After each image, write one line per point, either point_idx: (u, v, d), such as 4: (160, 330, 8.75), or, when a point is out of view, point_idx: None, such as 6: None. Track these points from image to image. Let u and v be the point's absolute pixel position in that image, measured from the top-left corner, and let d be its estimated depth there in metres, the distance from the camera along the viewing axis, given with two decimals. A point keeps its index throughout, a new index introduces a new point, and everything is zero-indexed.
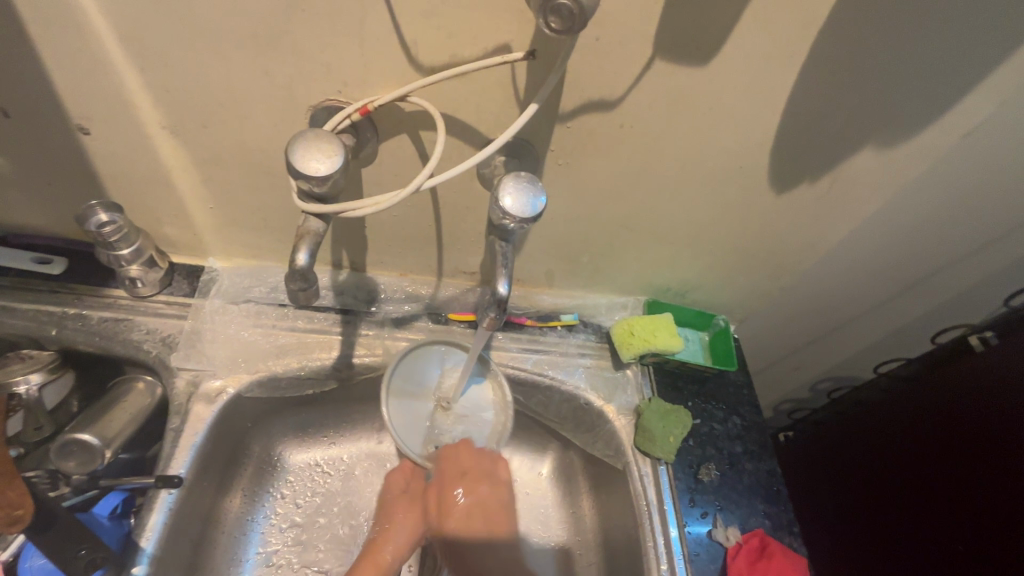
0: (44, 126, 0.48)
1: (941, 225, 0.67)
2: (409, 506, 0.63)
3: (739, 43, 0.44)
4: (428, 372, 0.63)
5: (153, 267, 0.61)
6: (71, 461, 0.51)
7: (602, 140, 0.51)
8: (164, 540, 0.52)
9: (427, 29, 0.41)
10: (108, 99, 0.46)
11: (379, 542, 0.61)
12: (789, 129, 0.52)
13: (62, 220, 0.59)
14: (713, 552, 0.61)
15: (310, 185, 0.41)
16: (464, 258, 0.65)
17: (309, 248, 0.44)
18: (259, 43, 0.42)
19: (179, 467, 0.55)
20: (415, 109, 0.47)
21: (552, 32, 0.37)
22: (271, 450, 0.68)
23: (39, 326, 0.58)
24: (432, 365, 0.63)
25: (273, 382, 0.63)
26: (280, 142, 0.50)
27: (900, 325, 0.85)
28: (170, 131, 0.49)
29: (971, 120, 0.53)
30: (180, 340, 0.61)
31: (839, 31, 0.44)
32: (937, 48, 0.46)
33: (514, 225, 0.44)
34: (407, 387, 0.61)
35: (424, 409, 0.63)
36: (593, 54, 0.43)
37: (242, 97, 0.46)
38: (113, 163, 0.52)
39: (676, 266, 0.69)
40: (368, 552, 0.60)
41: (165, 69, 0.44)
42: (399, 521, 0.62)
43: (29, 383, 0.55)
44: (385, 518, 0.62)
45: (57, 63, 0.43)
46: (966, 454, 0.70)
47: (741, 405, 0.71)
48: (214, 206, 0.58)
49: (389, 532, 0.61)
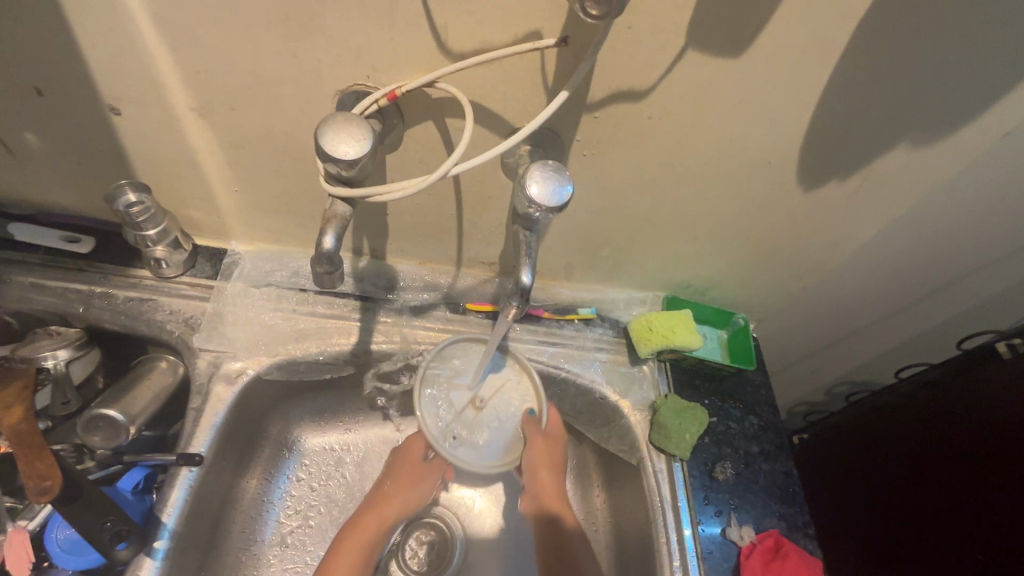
0: (75, 106, 0.49)
1: (973, 226, 0.65)
2: (420, 473, 0.65)
3: (775, 34, 0.43)
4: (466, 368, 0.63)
5: (177, 249, 0.62)
6: (98, 436, 0.52)
7: (629, 132, 0.51)
8: (184, 516, 0.53)
9: (458, 14, 0.41)
10: (139, 79, 0.46)
11: (389, 495, 0.63)
12: (821, 125, 0.51)
13: (90, 199, 0.60)
14: (726, 551, 0.60)
15: (337, 169, 0.41)
16: (484, 248, 0.65)
17: (335, 232, 0.44)
18: (289, 26, 0.42)
19: (200, 446, 0.56)
20: (442, 96, 0.47)
21: (588, 18, 0.36)
22: (287, 433, 0.69)
23: (68, 303, 0.59)
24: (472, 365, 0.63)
25: (292, 366, 0.64)
26: (307, 126, 0.50)
27: (924, 329, 0.84)
28: (198, 112, 0.49)
29: (1012, 119, 0.51)
30: (203, 321, 0.62)
31: (879, 24, 0.43)
32: (982, 44, 0.45)
33: (539, 214, 0.44)
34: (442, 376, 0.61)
35: (458, 401, 0.61)
36: (624, 42, 0.43)
37: (270, 80, 0.46)
38: (142, 143, 0.53)
39: (697, 262, 0.68)
40: (376, 501, 0.62)
41: (195, 51, 0.44)
42: (411, 483, 0.64)
43: (56, 359, 0.56)
44: (396, 474, 0.64)
45: (90, 43, 0.44)
46: (989, 463, 0.68)
47: (759, 405, 0.70)
48: (239, 189, 0.58)
49: (399, 491, 0.63)
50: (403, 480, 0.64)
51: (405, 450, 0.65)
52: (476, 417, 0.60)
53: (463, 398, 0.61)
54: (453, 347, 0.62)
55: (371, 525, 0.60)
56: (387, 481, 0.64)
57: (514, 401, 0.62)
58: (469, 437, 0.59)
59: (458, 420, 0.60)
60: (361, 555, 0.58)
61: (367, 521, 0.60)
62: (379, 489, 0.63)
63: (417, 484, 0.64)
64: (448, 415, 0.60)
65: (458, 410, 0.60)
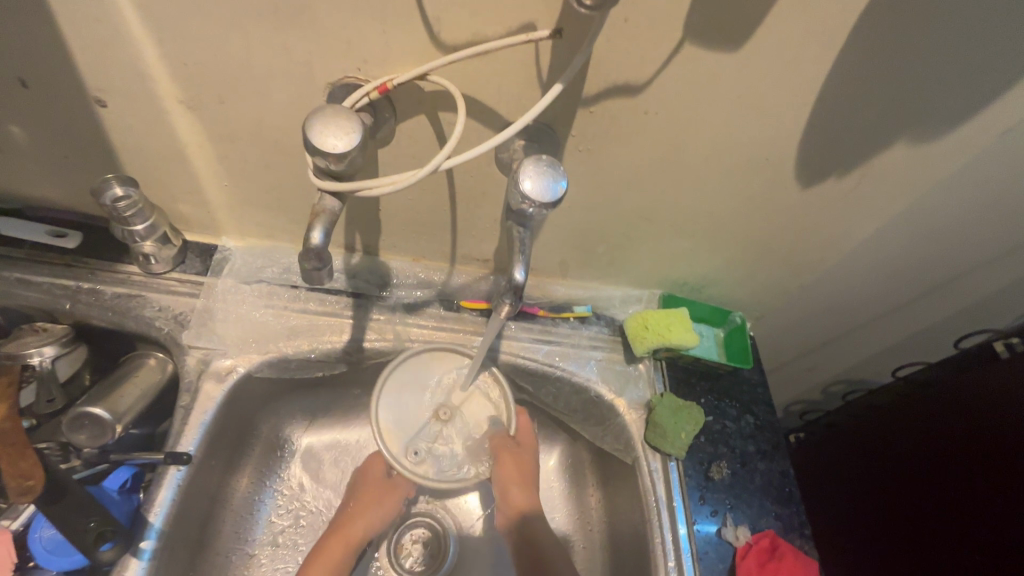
0: (60, 98, 0.48)
1: (973, 224, 0.65)
2: (383, 494, 0.65)
3: (774, 28, 0.42)
4: (429, 376, 0.63)
5: (166, 244, 0.61)
6: (83, 435, 0.51)
7: (625, 127, 0.50)
8: (172, 515, 0.53)
9: (450, 4, 0.40)
10: (125, 71, 0.45)
11: (352, 516, 0.62)
12: (819, 121, 0.50)
13: (78, 194, 0.59)
14: (722, 552, 0.60)
15: (327, 163, 0.40)
16: (479, 245, 0.64)
17: (324, 227, 0.43)
18: (277, 16, 0.41)
19: (188, 445, 0.55)
20: (435, 89, 0.46)
21: (583, 9, 0.36)
22: (279, 431, 0.68)
23: (55, 299, 0.58)
24: (436, 373, 0.63)
25: (284, 363, 0.63)
26: (297, 119, 0.49)
27: (921, 328, 0.83)
28: (186, 105, 0.48)
29: (1013, 115, 0.51)
30: (192, 318, 0.61)
31: (880, 17, 0.42)
32: (984, 39, 0.44)
33: (533, 210, 0.43)
34: (405, 389, 0.62)
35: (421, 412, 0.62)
36: (621, 35, 0.42)
37: (259, 72, 0.45)
38: (129, 136, 0.52)
39: (694, 259, 0.68)
40: (340, 526, 0.62)
41: (182, 42, 0.43)
42: (374, 504, 0.64)
43: (43, 356, 0.55)
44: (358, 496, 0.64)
45: (74, 33, 0.43)
46: (986, 463, 0.68)
47: (755, 404, 0.70)
48: (229, 184, 0.57)
49: (362, 512, 0.63)
50: (364, 503, 0.64)
51: (364, 473, 0.66)
52: (438, 430, 0.62)
53: (427, 411, 0.62)
54: (418, 358, 0.62)
55: (336, 548, 0.60)
56: (350, 503, 0.64)
57: (477, 412, 0.64)
58: (430, 450, 0.61)
59: (419, 431, 0.61)
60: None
61: (328, 548, 0.60)
62: (344, 511, 0.63)
63: (380, 505, 0.64)
64: (413, 429, 0.61)
65: (420, 421, 0.61)
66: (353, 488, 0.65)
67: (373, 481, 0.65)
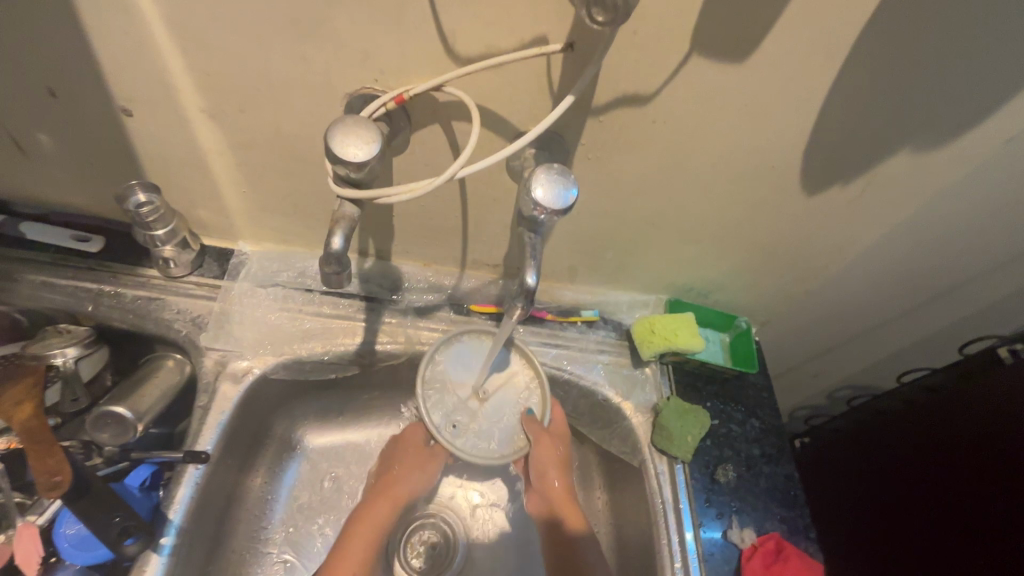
0: (89, 108, 0.50)
1: (976, 231, 0.66)
2: (424, 460, 0.65)
3: (778, 42, 0.43)
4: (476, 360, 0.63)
5: (185, 248, 0.63)
6: (106, 433, 0.53)
7: (633, 136, 0.51)
8: (191, 512, 0.54)
9: (466, 19, 0.41)
10: (151, 82, 0.47)
11: (398, 479, 0.63)
12: (823, 131, 0.51)
13: (101, 199, 0.61)
14: (727, 553, 0.61)
15: (347, 171, 0.41)
16: (489, 250, 0.66)
17: (344, 233, 0.44)
18: (299, 31, 0.43)
19: (206, 444, 0.57)
20: (449, 100, 0.47)
21: (594, 24, 0.37)
22: (292, 432, 0.69)
23: (77, 302, 0.60)
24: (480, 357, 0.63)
25: (298, 365, 0.64)
26: (315, 128, 0.51)
27: (926, 334, 0.84)
28: (209, 114, 0.50)
29: (1015, 125, 0.52)
30: (210, 321, 0.62)
31: (882, 31, 0.43)
32: (984, 52, 0.45)
33: (545, 217, 0.44)
34: (445, 366, 0.61)
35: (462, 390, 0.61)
36: (630, 48, 0.43)
37: (281, 83, 0.47)
38: (152, 144, 0.53)
39: (700, 265, 0.69)
40: (385, 488, 0.62)
41: (207, 55, 0.45)
42: (415, 468, 0.64)
43: (66, 356, 0.56)
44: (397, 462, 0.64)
45: (106, 47, 0.44)
46: (988, 468, 0.68)
47: (761, 408, 0.70)
48: (248, 190, 0.59)
49: (408, 475, 0.64)
50: (409, 465, 0.64)
51: (409, 437, 0.66)
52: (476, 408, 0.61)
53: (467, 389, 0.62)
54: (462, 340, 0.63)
55: (383, 507, 0.61)
56: (394, 466, 0.64)
57: (517, 397, 0.63)
58: (466, 427, 0.60)
59: (457, 407, 0.60)
60: (373, 540, 0.59)
61: (376, 509, 0.61)
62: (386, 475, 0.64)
63: (424, 469, 0.65)
64: (451, 405, 0.60)
65: (460, 398, 0.61)
66: (395, 455, 0.66)
67: (419, 444, 0.65)
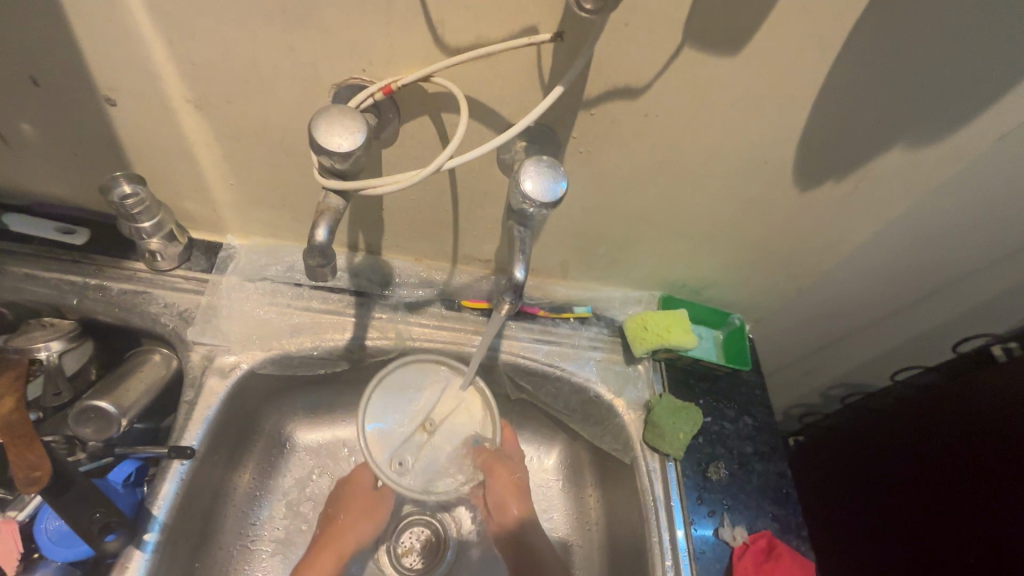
0: (72, 97, 0.49)
1: (970, 228, 0.65)
2: (367, 505, 0.67)
3: (772, 33, 0.43)
4: (420, 391, 0.65)
5: (172, 241, 0.62)
6: (89, 428, 0.52)
7: (625, 129, 0.51)
8: (175, 508, 0.53)
9: (454, 8, 0.41)
10: (135, 71, 0.46)
11: (344, 529, 0.64)
12: (817, 125, 0.51)
13: (86, 191, 0.60)
14: (719, 551, 0.60)
15: (331, 161, 0.41)
16: (480, 245, 0.65)
17: (328, 224, 0.44)
18: (285, 19, 0.42)
19: (192, 439, 0.56)
20: (438, 91, 0.46)
21: (584, 13, 0.36)
22: (281, 428, 0.69)
23: (62, 295, 0.59)
24: (426, 387, 0.65)
25: (287, 360, 0.64)
26: (303, 119, 0.50)
27: (920, 332, 0.84)
28: (194, 104, 0.49)
29: (1010, 120, 0.51)
30: (197, 315, 0.62)
31: (876, 23, 0.43)
32: (979, 46, 0.44)
33: (534, 210, 0.44)
34: (392, 404, 0.64)
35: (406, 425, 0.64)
36: (621, 38, 0.43)
37: (267, 73, 0.46)
38: (138, 134, 0.53)
39: (694, 261, 0.68)
40: (330, 539, 0.63)
41: (191, 43, 0.44)
42: (359, 516, 0.66)
43: (49, 350, 0.55)
44: (342, 508, 0.66)
45: (87, 34, 0.44)
46: (981, 466, 0.68)
47: (754, 406, 0.70)
48: (235, 183, 0.58)
49: (354, 523, 0.65)
50: (352, 512, 0.66)
51: (352, 484, 0.67)
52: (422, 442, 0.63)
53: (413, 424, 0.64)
54: (406, 368, 0.65)
55: (328, 560, 0.62)
56: (339, 514, 0.65)
57: (464, 426, 0.65)
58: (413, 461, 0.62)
59: (404, 442, 0.63)
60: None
61: (319, 562, 0.61)
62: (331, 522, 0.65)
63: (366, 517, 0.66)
64: (396, 442, 0.62)
65: (406, 433, 0.63)
66: (339, 500, 0.67)
67: (361, 493, 0.67)
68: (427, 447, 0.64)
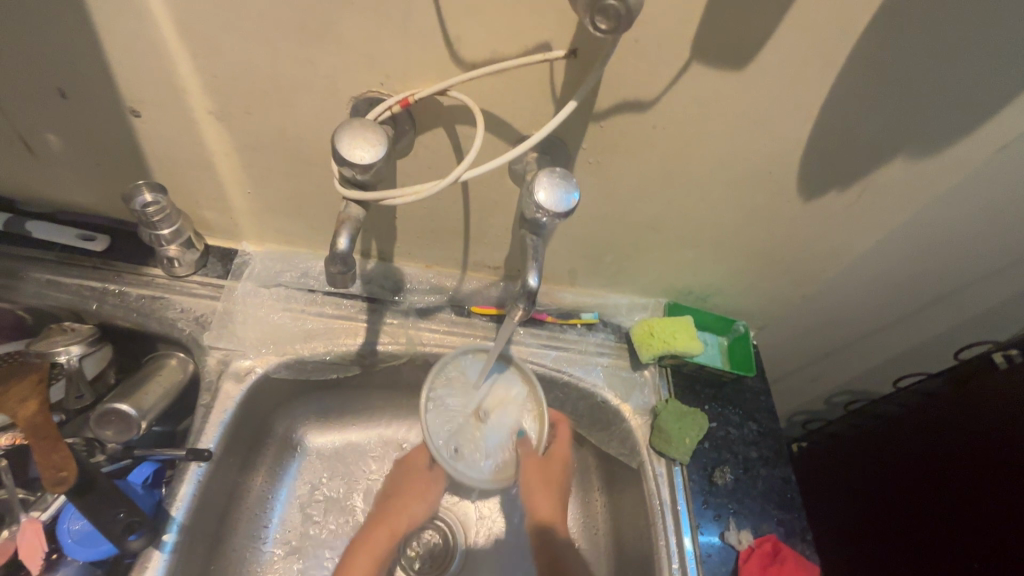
0: (98, 108, 0.50)
1: (970, 238, 0.67)
2: (423, 489, 0.67)
3: (776, 49, 0.44)
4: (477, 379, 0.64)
5: (190, 248, 0.63)
6: (109, 431, 0.53)
7: (634, 141, 0.52)
8: (192, 510, 0.54)
9: (471, 25, 0.42)
10: (160, 84, 0.48)
11: (397, 508, 0.65)
12: (820, 137, 0.52)
13: (107, 198, 0.61)
14: (724, 555, 0.61)
15: (352, 173, 0.42)
16: (490, 252, 0.66)
17: (350, 233, 0.45)
18: (307, 35, 0.44)
19: (209, 442, 0.57)
20: (453, 104, 0.48)
21: (597, 31, 0.38)
22: (292, 431, 0.70)
23: (82, 300, 0.60)
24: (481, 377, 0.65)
25: (300, 365, 0.65)
26: (321, 130, 0.52)
27: (922, 339, 0.85)
28: (216, 116, 0.51)
29: (1008, 133, 0.53)
30: (213, 320, 0.63)
31: (878, 40, 0.44)
32: (978, 61, 0.46)
33: (547, 219, 0.45)
34: (450, 389, 0.63)
35: (462, 412, 0.63)
36: (631, 54, 0.44)
37: (288, 86, 0.48)
38: (160, 145, 0.54)
39: (699, 269, 0.70)
40: (385, 517, 0.64)
41: (216, 57, 0.46)
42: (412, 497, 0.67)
43: (70, 354, 0.56)
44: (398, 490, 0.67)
45: (116, 49, 0.45)
46: (983, 472, 0.69)
47: (758, 411, 0.71)
48: (252, 191, 0.60)
49: (408, 504, 0.66)
50: (410, 492, 0.67)
51: (409, 466, 0.69)
52: (474, 430, 0.63)
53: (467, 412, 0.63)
54: (464, 357, 0.64)
55: (382, 537, 0.63)
56: (394, 495, 0.67)
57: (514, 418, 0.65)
58: (466, 449, 0.62)
59: (459, 429, 0.62)
60: (372, 567, 0.60)
61: (375, 537, 0.62)
62: (387, 503, 0.66)
63: (424, 497, 0.67)
64: (452, 427, 0.62)
65: (460, 420, 0.62)
66: (394, 483, 0.68)
67: (420, 473, 0.68)
68: (479, 435, 0.63)
